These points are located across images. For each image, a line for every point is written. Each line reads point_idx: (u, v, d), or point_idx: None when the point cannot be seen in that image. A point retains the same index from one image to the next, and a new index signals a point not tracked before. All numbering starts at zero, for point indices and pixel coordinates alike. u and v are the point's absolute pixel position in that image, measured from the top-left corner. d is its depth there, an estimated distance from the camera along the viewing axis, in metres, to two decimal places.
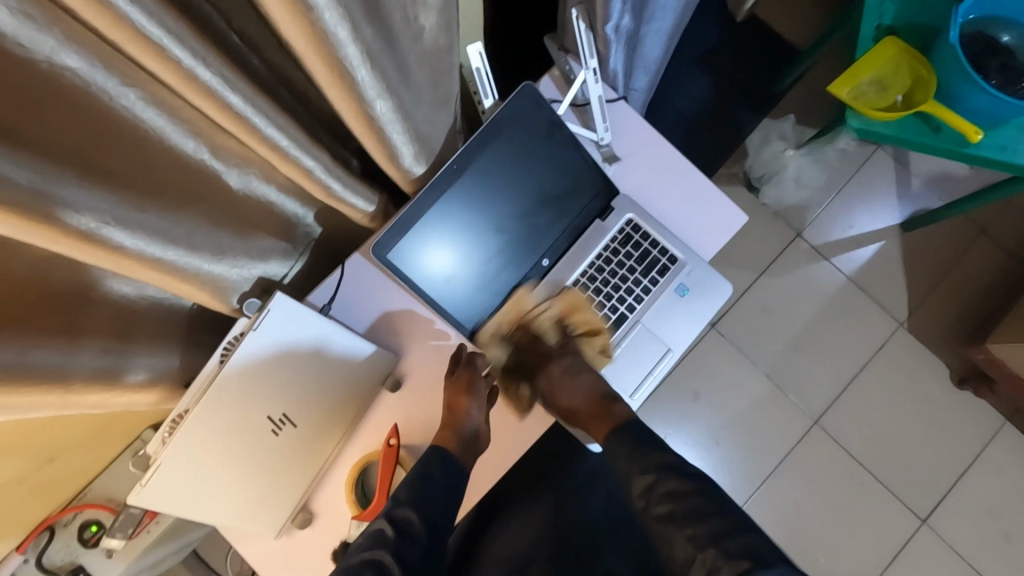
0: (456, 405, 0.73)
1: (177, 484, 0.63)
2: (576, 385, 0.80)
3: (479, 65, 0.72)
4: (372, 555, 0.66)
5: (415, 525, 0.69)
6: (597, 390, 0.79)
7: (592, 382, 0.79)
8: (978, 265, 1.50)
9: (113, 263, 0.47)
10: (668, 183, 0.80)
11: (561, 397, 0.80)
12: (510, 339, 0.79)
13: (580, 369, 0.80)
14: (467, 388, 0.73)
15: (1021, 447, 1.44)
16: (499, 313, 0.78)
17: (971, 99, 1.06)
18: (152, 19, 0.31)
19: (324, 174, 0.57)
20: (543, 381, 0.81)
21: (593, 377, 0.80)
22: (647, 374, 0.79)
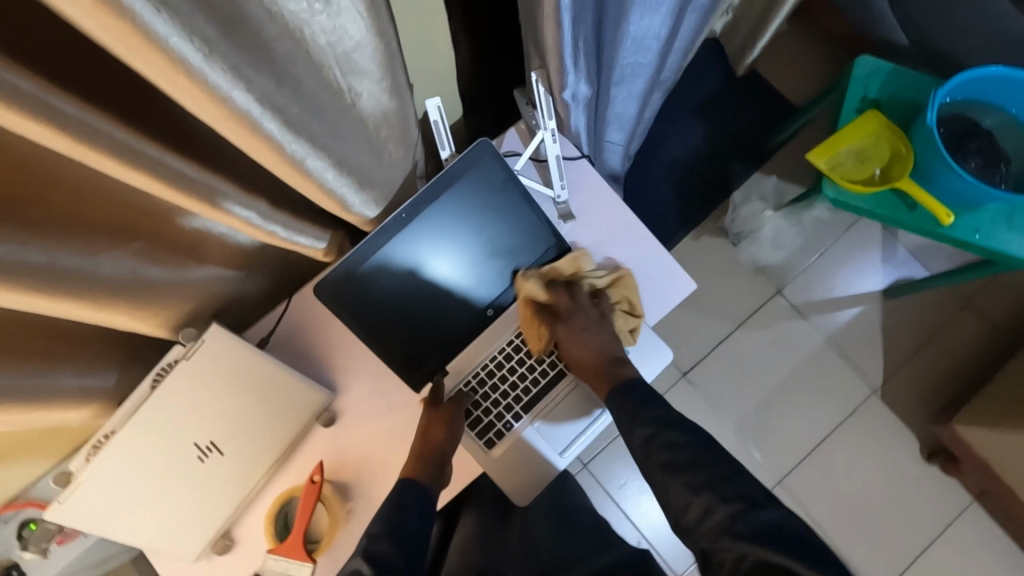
0: (425, 431, 0.73)
1: (94, 501, 0.66)
2: (588, 340, 0.76)
3: (437, 117, 0.74)
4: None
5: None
6: (608, 351, 0.76)
7: (606, 340, 0.77)
8: (957, 339, 1.49)
9: (42, 305, 0.48)
10: (620, 244, 0.82)
11: (573, 350, 0.76)
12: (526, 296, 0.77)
13: (593, 330, 0.77)
14: (434, 415, 0.74)
15: (987, 529, 1.41)
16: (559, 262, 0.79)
17: (945, 182, 1.06)
18: (47, 102, 0.32)
19: (261, 219, 0.58)
20: (557, 330, 0.77)
21: (607, 338, 0.77)
22: (580, 433, 0.79)
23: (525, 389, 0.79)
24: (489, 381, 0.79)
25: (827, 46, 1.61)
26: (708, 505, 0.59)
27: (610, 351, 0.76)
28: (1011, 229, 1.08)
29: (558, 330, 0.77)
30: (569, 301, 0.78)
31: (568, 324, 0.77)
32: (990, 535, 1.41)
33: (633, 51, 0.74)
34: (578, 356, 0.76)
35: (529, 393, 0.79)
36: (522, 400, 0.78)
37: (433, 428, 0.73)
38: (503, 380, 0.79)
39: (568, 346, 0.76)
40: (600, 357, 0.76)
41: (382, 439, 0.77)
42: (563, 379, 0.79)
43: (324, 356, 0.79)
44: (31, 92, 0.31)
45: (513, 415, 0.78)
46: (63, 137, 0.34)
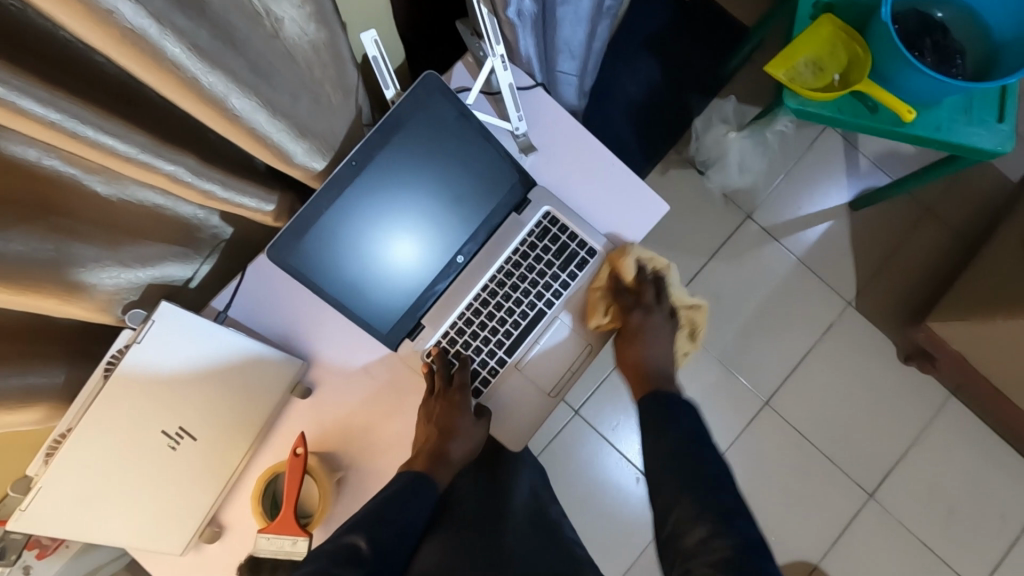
0: (449, 427, 0.72)
1: (59, 507, 0.61)
2: (658, 340, 0.80)
3: (376, 53, 0.68)
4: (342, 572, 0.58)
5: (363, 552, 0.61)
6: (661, 362, 0.80)
7: (664, 352, 0.81)
8: (925, 242, 1.51)
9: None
10: (587, 174, 0.78)
11: (634, 350, 0.80)
12: (615, 270, 0.77)
13: (662, 332, 0.81)
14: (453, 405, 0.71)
15: (964, 421, 1.46)
16: (654, 259, 0.81)
17: (905, 78, 1.04)
18: None
19: (193, 177, 0.53)
20: (632, 320, 0.79)
21: (667, 343, 0.81)
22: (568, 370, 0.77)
23: (506, 333, 0.77)
24: (468, 330, 0.77)
25: None
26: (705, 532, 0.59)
27: (663, 364, 0.81)
28: (971, 121, 1.08)
29: (633, 318, 0.79)
30: (650, 298, 0.81)
31: (646, 314, 0.80)
32: (969, 425, 1.46)
33: None
34: (637, 355, 0.80)
35: (512, 335, 0.77)
36: (505, 344, 0.77)
37: (459, 430, 0.72)
38: (483, 327, 0.77)
39: (641, 348, 0.79)
40: (656, 374, 0.79)
41: (363, 402, 0.74)
42: (544, 318, 0.78)
43: (288, 327, 0.74)
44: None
45: (497, 360, 0.77)
46: None
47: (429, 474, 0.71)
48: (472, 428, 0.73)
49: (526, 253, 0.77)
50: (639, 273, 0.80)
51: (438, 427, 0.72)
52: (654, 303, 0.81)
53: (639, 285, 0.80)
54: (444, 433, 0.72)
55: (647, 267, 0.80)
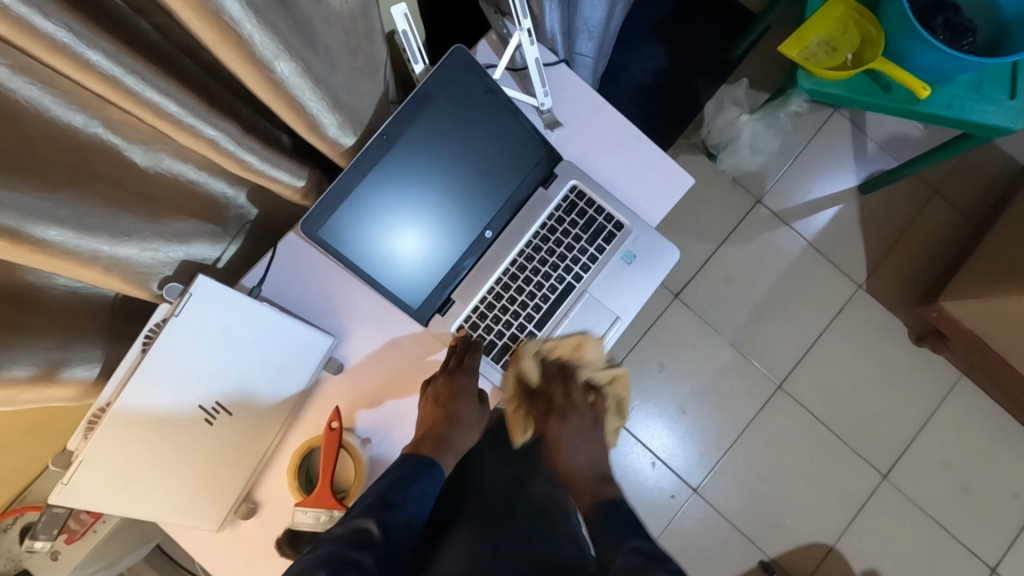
0: (455, 414, 0.73)
1: (99, 480, 0.62)
2: (578, 446, 0.78)
3: (405, 27, 0.68)
4: (355, 553, 0.58)
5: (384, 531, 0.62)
6: (596, 464, 0.79)
7: (590, 454, 0.79)
8: (934, 224, 1.51)
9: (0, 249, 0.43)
10: (612, 148, 0.78)
11: (561, 457, 0.78)
12: (520, 372, 0.76)
13: (585, 438, 0.79)
14: (465, 391, 0.72)
15: (976, 401, 1.48)
16: (555, 346, 0.76)
17: (919, 55, 1.05)
18: None
19: (233, 145, 0.53)
20: (552, 427, 0.79)
21: (594, 447, 0.79)
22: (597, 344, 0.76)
23: (535, 308, 0.77)
24: (498, 305, 0.77)
25: None
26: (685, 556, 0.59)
27: (597, 466, 0.79)
28: (984, 98, 1.09)
29: (550, 426, 0.79)
30: (561, 397, 0.80)
31: (565, 419, 0.79)
32: (981, 404, 1.47)
33: None
34: (564, 465, 0.78)
35: (541, 310, 0.77)
36: (534, 318, 0.77)
37: (463, 416, 0.74)
38: (512, 301, 0.77)
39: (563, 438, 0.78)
40: (586, 478, 0.77)
41: (396, 377, 0.74)
42: (572, 292, 0.78)
43: (319, 304, 0.75)
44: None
45: (526, 334, 0.77)
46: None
47: (435, 459, 0.72)
48: (473, 415, 0.75)
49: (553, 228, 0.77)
50: (540, 367, 0.77)
51: (444, 414, 0.72)
52: (576, 402, 0.80)
53: (549, 380, 0.78)
54: (450, 419, 0.73)
55: (550, 357, 0.77)
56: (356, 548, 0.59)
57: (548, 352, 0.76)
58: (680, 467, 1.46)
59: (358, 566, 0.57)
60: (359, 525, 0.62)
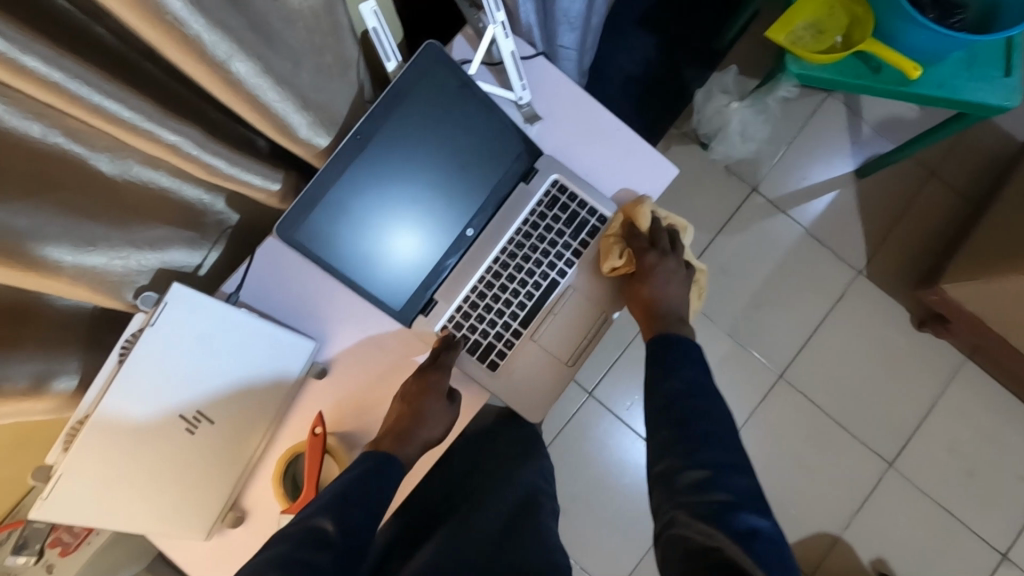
0: (420, 412, 0.68)
1: (78, 496, 0.61)
2: (669, 287, 0.75)
3: (375, 24, 0.67)
4: (309, 555, 0.54)
5: (352, 531, 0.59)
6: (677, 305, 0.76)
7: (678, 297, 0.76)
8: (933, 206, 1.49)
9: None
10: (593, 140, 0.77)
11: (647, 288, 0.74)
12: (631, 215, 0.75)
13: (676, 282, 0.76)
14: (435, 390, 0.69)
15: (982, 384, 1.45)
16: (668, 214, 0.79)
17: (909, 34, 1.03)
18: None
19: (197, 149, 0.52)
20: (650, 261, 0.74)
21: (681, 292, 0.76)
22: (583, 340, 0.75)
23: (520, 305, 0.76)
24: (482, 303, 0.76)
25: None
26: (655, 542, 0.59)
27: (679, 311, 0.76)
28: (977, 76, 1.06)
29: (647, 258, 0.73)
30: (665, 244, 0.76)
31: (661, 258, 0.75)
32: (986, 388, 1.45)
33: None
34: (649, 299, 0.74)
35: (525, 307, 0.76)
36: (518, 316, 0.76)
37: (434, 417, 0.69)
38: (496, 298, 0.76)
39: (655, 287, 0.73)
40: (670, 311, 0.75)
41: (380, 381, 0.74)
42: (557, 288, 0.77)
43: (298, 309, 0.74)
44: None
45: (512, 333, 0.75)
46: None
47: (394, 456, 0.67)
48: (442, 414, 0.70)
49: (535, 224, 0.76)
50: (653, 222, 0.77)
51: (411, 411, 0.68)
52: (667, 248, 0.77)
53: (659, 232, 0.76)
54: (415, 417, 0.68)
55: (662, 219, 0.78)
56: (312, 550, 0.55)
57: (662, 214, 0.78)
58: None
59: (314, 567, 0.54)
60: (315, 525, 0.58)
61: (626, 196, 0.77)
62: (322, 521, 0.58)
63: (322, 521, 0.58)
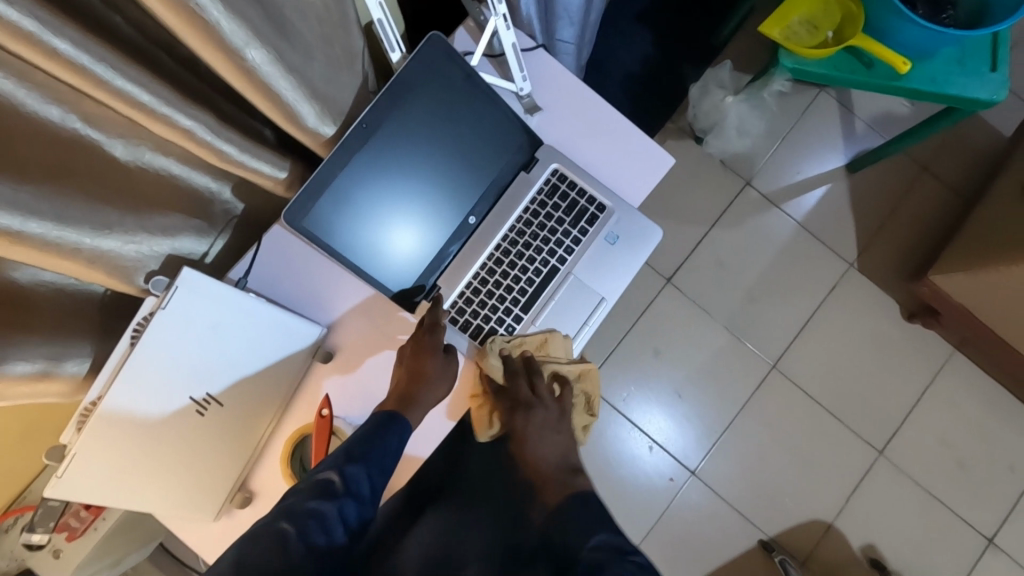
0: (420, 370, 0.71)
1: (91, 477, 0.61)
2: (548, 438, 0.73)
3: (381, 15, 0.69)
4: (317, 505, 0.60)
5: (362, 482, 0.64)
6: (564, 457, 0.74)
7: (561, 445, 0.74)
8: (923, 200, 1.52)
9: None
10: (592, 130, 0.79)
11: (528, 448, 0.73)
12: (484, 371, 0.74)
13: (555, 430, 0.74)
14: (432, 350, 0.71)
15: (969, 374, 1.48)
16: (518, 341, 0.75)
17: (899, 30, 1.05)
18: None
19: (211, 136, 0.54)
20: (518, 421, 0.72)
21: (565, 439, 0.74)
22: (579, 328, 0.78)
23: (522, 292, 0.78)
24: (484, 289, 0.78)
25: None
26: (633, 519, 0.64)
27: (568, 458, 0.74)
28: (965, 71, 1.09)
29: (515, 421, 0.72)
30: (529, 394, 0.73)
31: (531, 413, 0.73)
32: (974, 378, 1.48)
33: None
34: (532, 459, 0.73)
35: (526, 293, 0.78)
36: (520, 301, 0.78)
37: (436, 377, 0.71)
38: (498, 285, 0.78)
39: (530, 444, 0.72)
40: (555, 466, 0.73)
41: (386, 366, 0.75)
42: (558, 274, 0.79)
43: (304, 294, 0.75)
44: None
45: (513, 318, 0.78)
46: None
47: (402, 415, 0.69)
48: (445, 370, 0.72)
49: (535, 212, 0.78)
50: (505, 366, 0.74)
51: (412, 371, 0.70)
52: (544, 393, 0.74)
53: (517, 376, 0.73)
54: (415, 375, 0.70)
55: (513, 353, 0.75)
56: (321, 501, 0.61)
57: (509, 349, 0.74)
58: (678, 451, 1.47)
59: (322, 517, 0.60)
60: (323, 479, 0.63)
61: (473, 350, 0.76)
62: (330, 475, 0.63)
63: (329, 475, 0.63)
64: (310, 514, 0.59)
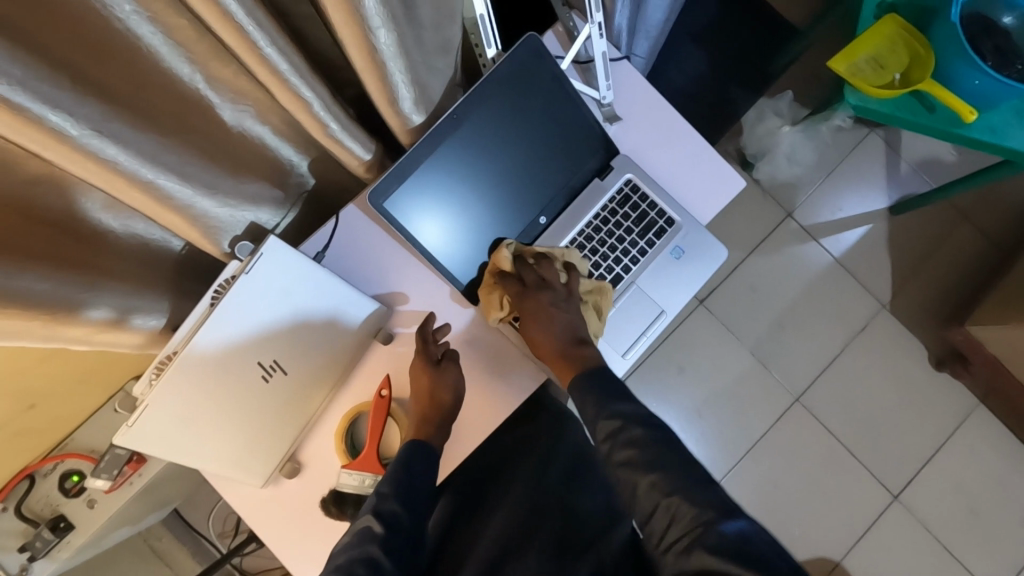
0: (421, 391, 0.71)
1: (160, 427, 0.63)
2: (558, 322, 0.73)
3: (482, 12, 0.71)
4: (368, 552, 0.62)
5: (402, 518, 0.66)
6: (575, 332, 0.74)
7: (572, 326, 0.74)
8: (962, 249, 1.52)
9: (101, 178, 0.45)
10: (668, 144, 0.80)
11: (540, 331, 0.73)
12: (497, 266, 0.74)
13: (564, 311, 0.74)
14: (423, 366, 0.71)
15: (991, 427, 1.48)
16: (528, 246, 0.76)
17: (966, 78, 1.06)
18: None
19: (324, 110, 0.56)
20: (529, 300, 0.72)
21: (574, 319, 0.74)
22: (625, 350, 0.79)
23: None
24: None
25: None
26: (673, 513, 0.61)
27: (575, 335, 0.74)
28: None
29: (525, 302, 0.72)
30: (540, 277, 0.74)
31: (538, 293, 0.73)
32: (996, 433, 1.48)
33: None
34: (544, 343, 0.72)
35: None
36: None
37: (434, 387, 0.70)
38: None
39: (540, 324, 0.72)
40: (565, 344, 0.73)
41: None
42: (620, 283, 0.80)
43: (371, 276, 0.77)
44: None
45: None
46: None
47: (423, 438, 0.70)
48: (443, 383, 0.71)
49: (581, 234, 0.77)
50: (514, 259, 0.75)
51: (419, 395, 0.71)
52: (556, 281, 0.75)
53: (525, 265, 0.74)
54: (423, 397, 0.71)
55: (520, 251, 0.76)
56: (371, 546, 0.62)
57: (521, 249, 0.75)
58: None
59: (374, 566, 0.62)
60: (364, 525, 0.64)
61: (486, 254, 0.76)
62: (369, 521, 0.64)
63: (368, 521, 0.64)
64: (360, 561, 0.62)
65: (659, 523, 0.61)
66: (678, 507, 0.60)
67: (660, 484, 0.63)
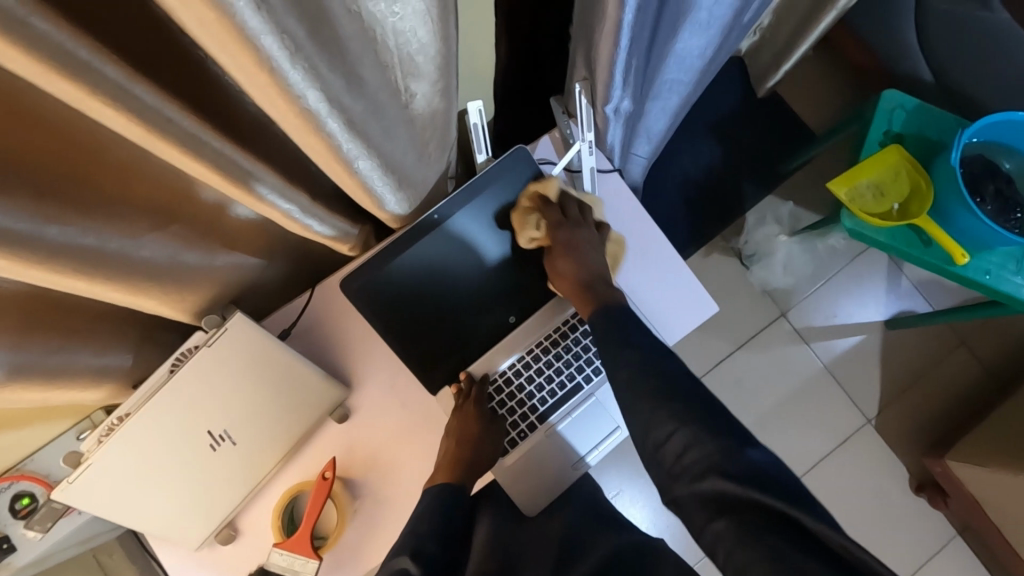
0: (464, 434, 0.71)
1: (99, 488, 0.64)
2: (586, 254, 0.74)
3: (477, 120, 0.75)
4: None
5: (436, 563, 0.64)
6: (597, 270, 0.74)
7: (599, 263, 0.75)
8: (954, 375, 1.50)
9: (65, 281, 0.47)
10: (646, 261, 0.81)
11: (566, 261, 0.74)
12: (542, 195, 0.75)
13: (594, 250, 0.75)
14: (473, 412, 0.73)
15: (968, 565, 1.43)
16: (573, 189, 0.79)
17: (961, 221, 1.07)
18: (127, 94, 0.32)
19: (302, 214, 0.58)
20: (565, 232, 0.74)
21: (600, 260, 0.75)
22: (591, 449, 0.76)
23: (542, 398, 0.76)
24: (508, 388, 0.76)
25: (848, 73, 1.60)
26: (689, 442, 0.58)
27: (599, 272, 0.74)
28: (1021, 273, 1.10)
29: (561, 232, 0.74)
30: (574, 215, 0.76)
31: (571, 230, 0.74)
32: (972, 569, 1.43)
33: (676, 69, 0.75)
34: (568, 270, 0.74)
35: (547, 402, 0.76)
36: (539, 410, 0.76)
37: (479, 434, 0.72)
38: (520, 389, 0.77)
39: (570, 253, 0.73)
40: (590, 275, 0.73)
41: (394, 434, 0.77)
42: (580, 392, 0.76)
43: (338, 351, 0.78)
44: (110, 75, 0.31)
45: (529, 424, 0.76)
46: (136, 124, 0.35)
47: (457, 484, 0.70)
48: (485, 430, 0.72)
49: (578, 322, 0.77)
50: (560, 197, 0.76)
51: (461, 437, 0.71)
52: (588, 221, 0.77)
53: (563, 204, 0.76)
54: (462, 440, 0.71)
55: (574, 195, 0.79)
56: None
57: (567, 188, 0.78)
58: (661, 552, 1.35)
59: None
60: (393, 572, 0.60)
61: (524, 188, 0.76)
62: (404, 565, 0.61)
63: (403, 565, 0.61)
64: None
65: (674, 449, 0.58)
66: (689, 438, 0.58)
67: (676, 414, 0.60)
